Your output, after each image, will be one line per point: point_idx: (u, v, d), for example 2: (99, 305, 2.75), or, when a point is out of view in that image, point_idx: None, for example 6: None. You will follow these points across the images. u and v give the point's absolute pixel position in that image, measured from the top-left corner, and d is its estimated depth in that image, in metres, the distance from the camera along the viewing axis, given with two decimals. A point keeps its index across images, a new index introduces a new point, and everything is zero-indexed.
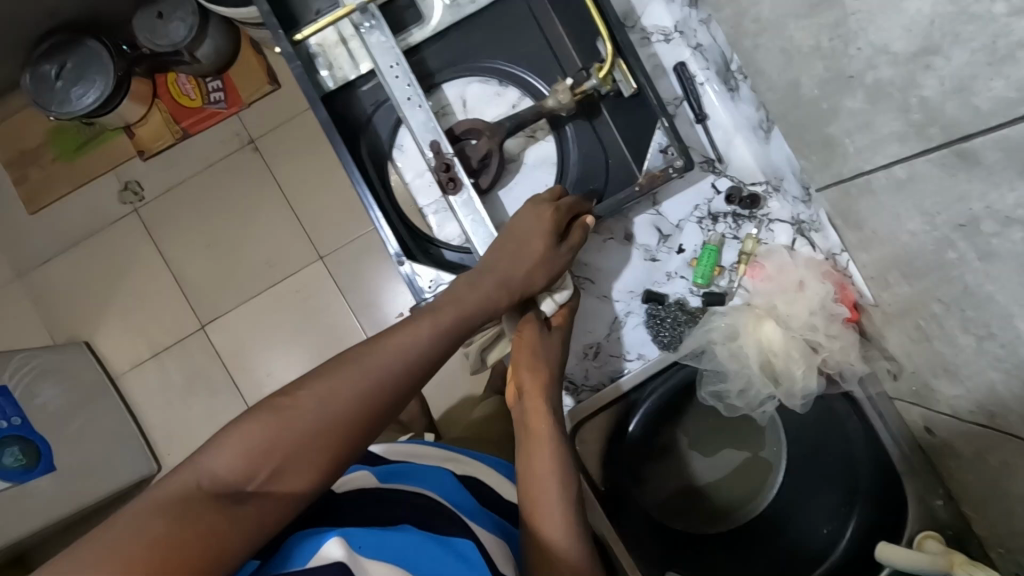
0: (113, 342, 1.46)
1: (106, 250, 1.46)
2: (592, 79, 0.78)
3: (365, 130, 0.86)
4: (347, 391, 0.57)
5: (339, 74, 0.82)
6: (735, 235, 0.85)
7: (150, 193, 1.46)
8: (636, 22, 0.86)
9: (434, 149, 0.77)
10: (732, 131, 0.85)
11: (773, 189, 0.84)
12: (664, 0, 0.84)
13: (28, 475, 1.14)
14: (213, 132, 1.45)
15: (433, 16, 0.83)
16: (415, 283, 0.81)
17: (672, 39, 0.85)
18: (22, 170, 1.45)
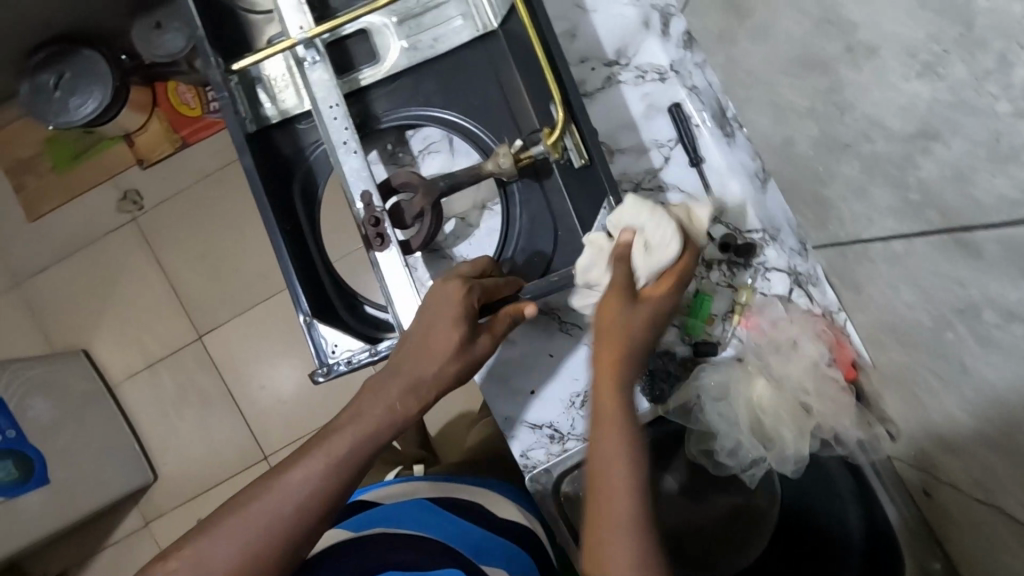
0: (108, 352, 1.46)
1: (102, 260, 1.46)
2: (540, 146, 0.75)
3: (300, 168, 0.85)
4: (295, 486, 0.61)
5: (279, 105, 0.82)
6: (729, 283, 0.84)
7: (150, 202, 1.45)
8: (631, 59, 0.86)
9: (365, 201, 0.73)
10: (728, 174, 0.84)
11: (770, 239, 0.82)
12: (661, 39, 0.85)
13: (21, 488, 1.15)
14: (212, 142, 1.44)
15: (388, 58, 0.83)
16: (318, 346, 0.77)
17: (667, 78, 0.85)
18: (20, 177, 1.45)
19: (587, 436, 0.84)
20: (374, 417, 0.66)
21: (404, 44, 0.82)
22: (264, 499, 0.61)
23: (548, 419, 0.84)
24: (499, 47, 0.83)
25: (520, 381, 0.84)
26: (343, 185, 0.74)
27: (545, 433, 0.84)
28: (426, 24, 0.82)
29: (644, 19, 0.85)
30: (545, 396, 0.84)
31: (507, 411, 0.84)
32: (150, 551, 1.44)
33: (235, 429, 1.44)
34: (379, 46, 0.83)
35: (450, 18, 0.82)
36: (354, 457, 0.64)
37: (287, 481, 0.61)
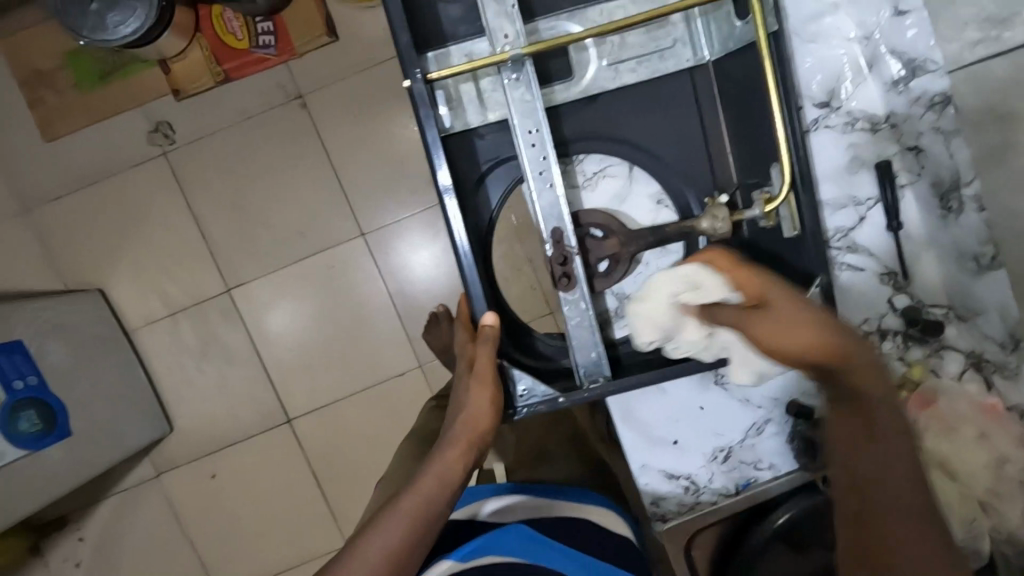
0: (128, 294, 1.37)
1: (127, 197, 1.35)
2: (755, 210, 0.69)
3: (476, 190, 0.79)
4: (374, 552, 0.64)
5: (459, 117, 0.75)
6: (901, 356, 0.82)
7: (182, 137, 1.33)
8: (844, 103, 0.78)
9: (555, 238, 0.71)
10: (923, 246, 0.80)
11: (954, 317, 0.80)
12: (883, 86, 0.77)
13: (42, 441, 1.09)
14: (260, 80, 1.31)
15: (584, 75, 0.77)
16: (509, 387, 0.75)
17: (880, 131, 0.78)
18: (38, 92, 1.30)
19: (724, 489, 0.85)
20: (432, 483, 0.70)
21: (604, 63, 0.77)
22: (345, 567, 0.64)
23: (686, 470, 0.84)
24: (705, 84, 0.79)
25: (663, 431, 0.83)
26: (534, 218, 0.71)
27: (679, 484, 0.85)
28: (632, 43, 0.76)
29: (869, 60, 0.76)
30: (686, 449, 0.84)
31: (646, 459, 0.84)
32: (160, 503, 1.41)
33: (258, 389, 1.38)
34: (577, 60, 0.77)
35: (660, 42, 0.76)
36: (426, 517, 0.68)
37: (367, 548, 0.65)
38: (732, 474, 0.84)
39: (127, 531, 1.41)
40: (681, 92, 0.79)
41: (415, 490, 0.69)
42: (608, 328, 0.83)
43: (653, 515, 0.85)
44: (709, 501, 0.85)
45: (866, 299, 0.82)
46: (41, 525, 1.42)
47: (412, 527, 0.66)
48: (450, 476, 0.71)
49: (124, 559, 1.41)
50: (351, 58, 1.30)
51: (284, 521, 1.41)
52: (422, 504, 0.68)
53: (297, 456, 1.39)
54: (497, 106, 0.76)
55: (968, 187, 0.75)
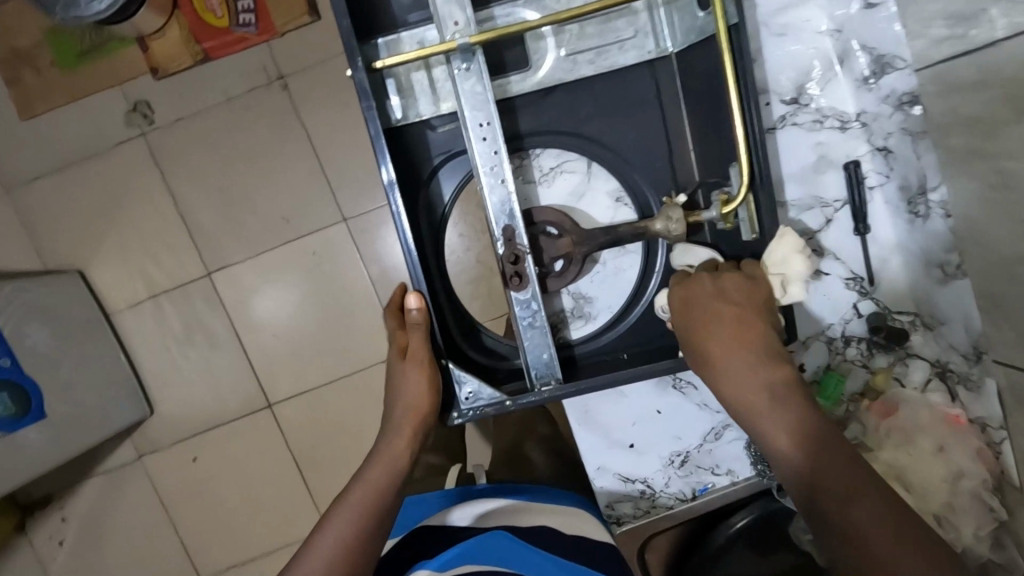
0: (109, 276, 1.35)
1: (108, 179, 1.33)
2: (711, 212, 0.68)
3: (427, 184, 0.78)
4: (331, 544, 0.66)
5: (410, 107, 0.74)
6: (865, 364, 0.81)
7: (161, 118, 1.31)
8: (813, 100, 0.77)
9: (506, 236, 0.69)
10: (889, 252, 0.79)
11: (920, 324, 0.79)
12: (853, 84, 0.76)
13: (17, 424, 1.08)
14: (239, 60, 1.28)
15: (541, 67, 0.75)
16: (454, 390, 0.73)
17: (850, 129, 0.77)
18: (15, 70, 1.28)
19: (682, 494, 0.83)
20: (379, 471, 0.72)
21: (562, 54, 0.75)
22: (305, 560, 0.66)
23: (642, 473, 0.83)
24: (668, 77, 0.77)
25: (619, 433, 0.83)
26: (485, 215, 0.69)
27: (635, 487, 0.84)
28: (590, 33, 0.74)
29: (841, 55, 0.76)
30: (643, 452, 0.83)
31: (601, 461, 0.83)
32: (144, 485, 1.41)
33: (240, 374, 1.38)
34: (533, 51, 0.75)
35: (619, 33, 0.75)
36: (380, 504, 0.70)
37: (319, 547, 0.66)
38: (689, 479, 0.83)
39: (113, 512, 1.42)
40: (643, 86, 0.77)
41: (365, 482, 0.71)
42: (564, 328, 0.82)
43: (609, 519, 0.84)
44: (665, 506, 0.84)
45: (833, 305, 0.80)
46: (28, 505, 1.43)
47: (364, 524, 0.68)
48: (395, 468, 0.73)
49: (109, 539, 1.43)
50: (333, 39, 1.27)
51: (267, 504, 1.41)
52: (374, 493, 0.71)
53: (280, 441, 1.39)
54: (448, 96, 0.74)
55: (934, 193, 0.74)
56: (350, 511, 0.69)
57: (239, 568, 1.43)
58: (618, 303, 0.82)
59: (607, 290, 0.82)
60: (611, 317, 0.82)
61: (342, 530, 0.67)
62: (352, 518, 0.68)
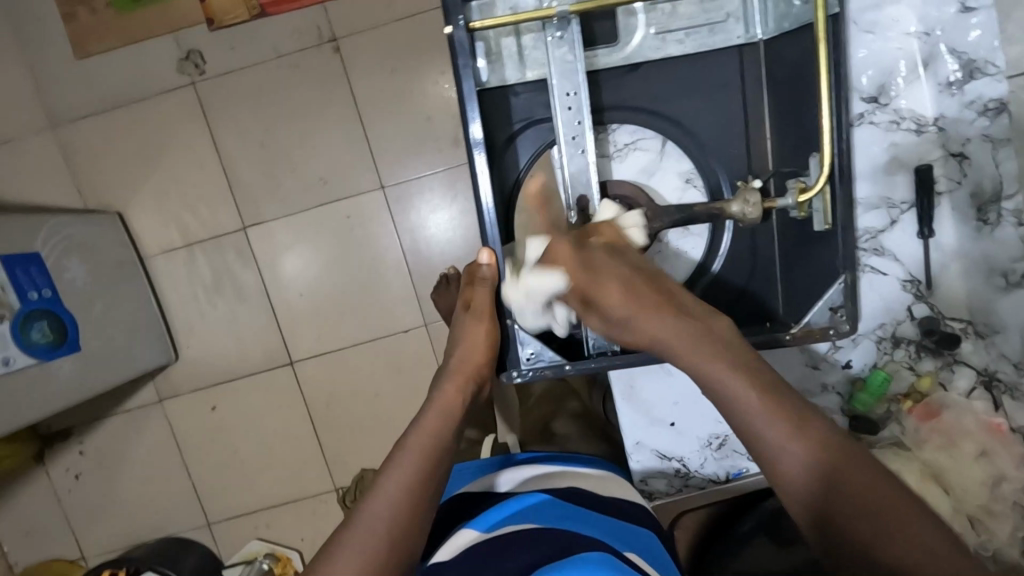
0: (146, 221, 1.37)
1: (155, 123, 1.34)
2: (788, 199, 0.69)
3: (506, 148, 0.80)
4: (397, 484, 0.65)
5: (497, 72, 0.76)
6: (911, 366, 0.83)
7: (211, 69, 1.32)
8: (893, 101, 0.77)
9: (580, 206, 0.77)
10: (951, 258, 0.80)
11: (972, 332, 0.81)
12: (936, 87, 0.76)
13: (54, 354, 1.09)
14: (295, 18, 1.29)
15: (630, 42, 0.76)
16: (515, 349, 0.77)
17: (926, 133, 0.77)
18: (72, 7, 1.29)
19: (715, 476, 0.89)
20: (438, 415, 0.74)
21: (651, 31, 0.75)
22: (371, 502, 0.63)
23: (679, 453, 0.88)
24: (755, 63, 0.78)
25: (662, 412, 0.87)
26: (565, 182, 0.76)
27: (671, 465, 0.89)
28: (682, 13, 0.75)
29: (926, 57, 0.76)
30: (683, 432, 0.87)
31: (643, 437, 0.88)
32: (162, 429, 1.44)
33: (265, 328, 1.40)
34: (624, 25, 0.76)
35: (712, 15, 0.75)
36: (441, 444, 0.71)
37: (384, 487, 0.64)
38: (725, 462, 0.88)
39: (131, 449, 1.45)
40: (728, 69, 0.78)
41: (423, 428, 0.72)
42: None
43: (642, 492, 0.90)
44: (698, 486, 0.89)
45: (887, 304, 0.82)
46: (48, 435, 1.45)
47: (427, 464, 0.68)
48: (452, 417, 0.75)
49: (122, 478, 1.46)
50: (388, 5, 1.28)
51: (281, 459, 1.44)
52: (434, 436, 0.71)
53: (298, 399, 1.42)
54: (535, 64, 0.77)
55: (1010, 200, 0.75)
56: (414, 454, 0.68)
57: (248, 517, 1.46)
58: (676, 284, 0.84)
59: (667, 269, 0.84)
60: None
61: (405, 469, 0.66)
62: (419, 457, 0.68)
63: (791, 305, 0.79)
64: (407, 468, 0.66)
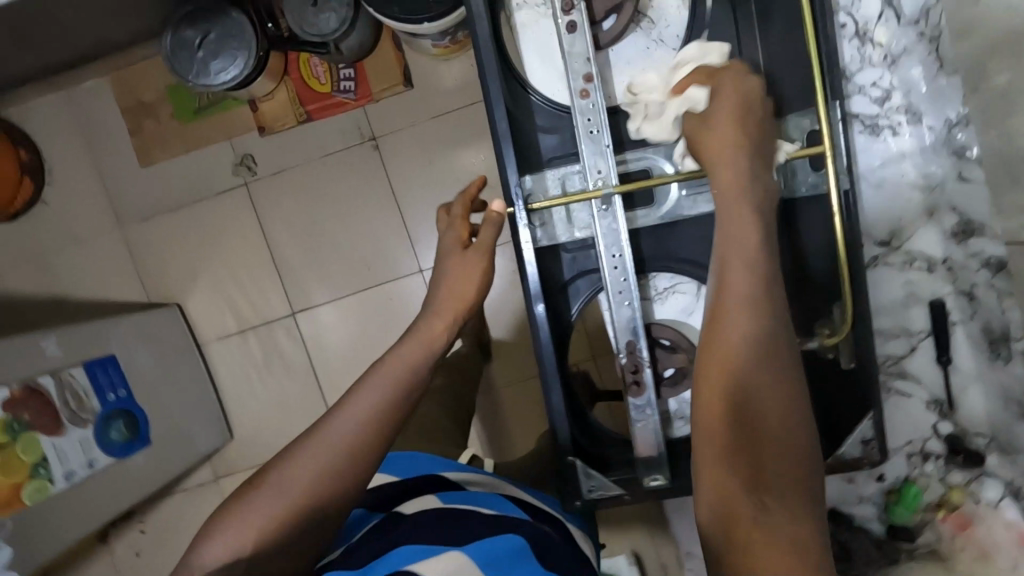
0: (202, 310, 1.47)
1: (211, 219, 1.46)
2: (815, 341, 0.81)
3: (558, 295, 0.88)
4: (364, 410, 0.69)
5: (549, 234, 0.85)
6: (942, 477, 0.92)
7: (263, 170, 1.44)
8: (903, 244, 0.88)
9: (629, 350, 0.83)
10: (973, 381, 0.88)
11: (997, 448, 0.87)
12: (939, 232, 0.86)
13: (128, 450, 1.17)
14: (338, 121, 1.41)
15: (664, 202, 0.84)
16: (579, 479, 0.87)
17: (936, 271, 0.87)
18: (139, 121, 1.42)
19: None
20: (419, 346, 0.76)
21: (682, 192, 0.83)
22: (333, 424, 0.68)
23: None
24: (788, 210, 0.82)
25: None
26: (612, 328, 0.83)
27: None
28: None
29: (930, 209, 0.86)
30: None
31: None
32: (217, 504, 1.51)
33: (313, 406, 1.47)
34: (658, 189, 0.84)
35: None
36: (408, 375, 0.73)
37: (326, 432, 0.67)
38: None
39: (188, 524, 1.52)
40: None
41: (398, 355, 0.74)
42: (668, 426, 0.90)
43: None
44: None
45: (915, 422, 0.92)
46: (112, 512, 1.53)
47: (391, 397, 0.70)
48: (413, 384, 0.73)
49: (179, 551, 1.53)
50: (423, 106, 1.39)
51: None
52: (406, 362, 0.74)
53: None
54: (584, 225, 0.85)
55: (1015, 341, 0.79)
56: (382, 379, 0.72)
57: None
58: None
59: None
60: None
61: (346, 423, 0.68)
62: (364, 418, 0.68)
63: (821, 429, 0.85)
64: (360, 416, 0.68)
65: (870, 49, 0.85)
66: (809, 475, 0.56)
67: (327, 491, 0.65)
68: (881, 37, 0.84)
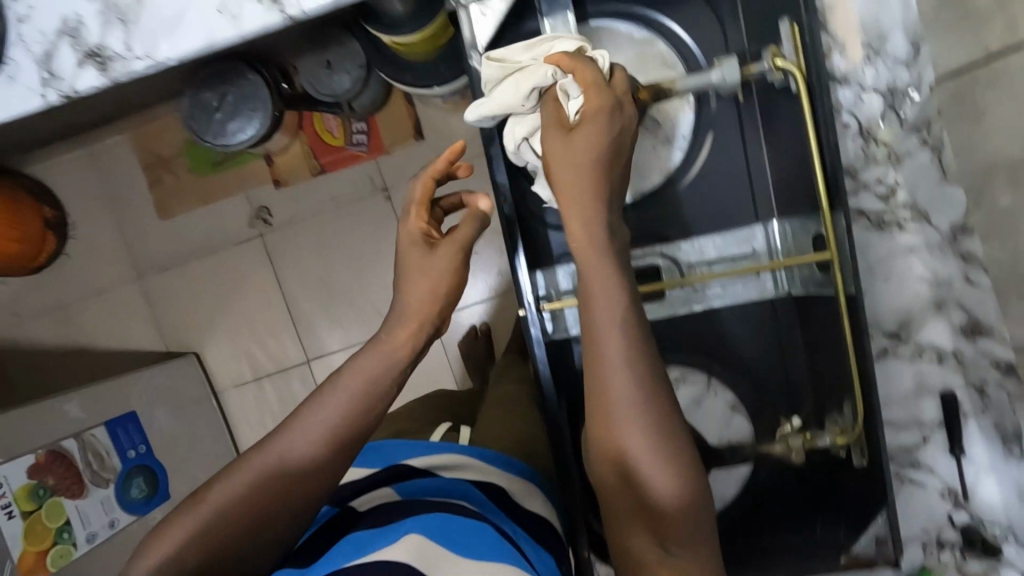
0: (219, 358, 1.50)
1: (228, 269, 1.49)
2: (826, 439, 0.63)
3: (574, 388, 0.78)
4: (308, 431, 0.62)
5: (562, 326, 0.75)
6: (959, 567, 0.87)
7: (278, 221, 1.46)
8: (912, 337, 0.84)
9: None
10: (986, 472, 0.84)
11: (1015, 539, 0.83)
12: (945, 326, 0.83)
13: (148, 506, 1.20)
14: (351, 173, 1.43)
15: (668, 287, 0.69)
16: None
17: (946, 363, 0.84)
18: (158, 175, 1.45)
19: None
20: (377, 358, 0.65)
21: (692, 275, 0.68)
22: (274, 442, 0.62)
23: None
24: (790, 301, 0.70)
25: None
26: None
27: None
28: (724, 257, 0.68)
29: (937, 303, 0.83)
30: None
31: None
32: None
33: None
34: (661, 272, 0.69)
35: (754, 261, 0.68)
36: (364, 400, 0.64)
37: (254, 469, 0.61)
38: None
39: None
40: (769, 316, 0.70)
41: (358, 367, 0.65)
42: None
43: None
44: None
45: (929, 511, 0.87)
46: None
47: (340, 419, 0.63)
48: (363, 415, 0.64)
49: None
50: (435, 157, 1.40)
51: None
52: (365, 382, 0.64)
53: None
54: None
55: None
56: (337, 393, 0.64)
57: None
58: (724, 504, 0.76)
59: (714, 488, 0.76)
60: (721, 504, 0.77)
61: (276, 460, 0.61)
62: (310, 439, 0.62)
63: (832, 516, 0.74)
64: (305, 434, 0.62)
65: (874, 147, 0.81)
66: (692, 526, 0.51)
67: (247, 524, 0.60)
68: (885, 136, 0.81)
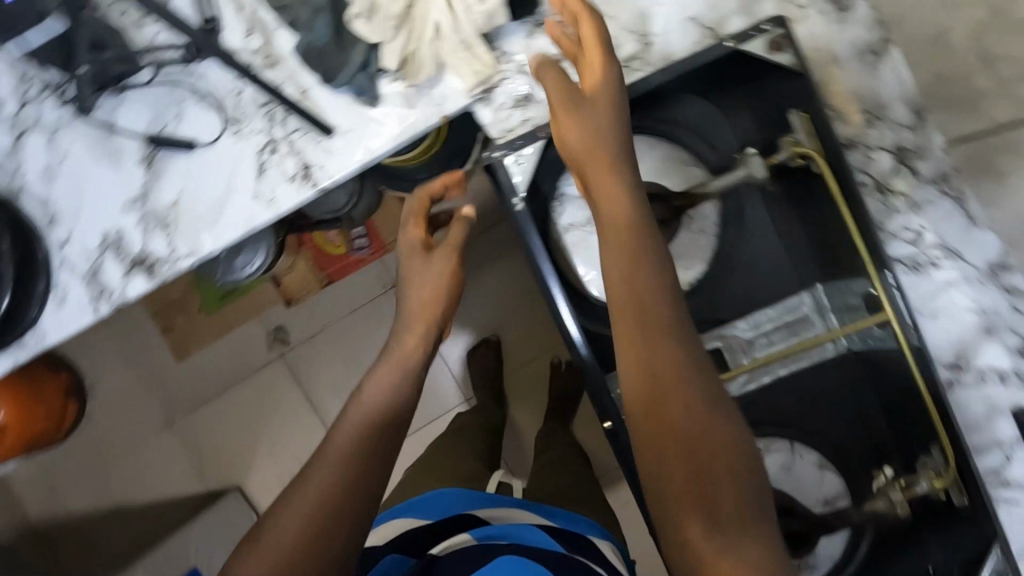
0: (263, 486, 1.47)
1: (255, 396, 1.48)
2: (922, 483, 0.56)
3: None
4: (338, 448, 0.53)
5: None
6: None
7: (296, 338, 1.47)
8: (974, 364, 0.61)
9: None
10: None
11: None
12: (1001, 340, 0.60)
13: None
14: (359, 276, 1.45)
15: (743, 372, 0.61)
16: None
17: (1010, 382, 0.60)
18: (170, 319, 1.45)
19: None
20: (392, 369, 0.60)
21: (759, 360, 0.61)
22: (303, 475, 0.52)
23: None
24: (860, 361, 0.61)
25: None
26: None
27: None
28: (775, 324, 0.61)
29: (987, 324, 0.60)
30: None
31: None
32: None
33: None
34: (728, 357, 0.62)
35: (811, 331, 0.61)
36: (387, 404, 0.57)
37: (290, 510, 0.49)
38: None
39: None
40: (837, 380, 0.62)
41: (375, 380, 0.60)
42: None
43: None
44: None
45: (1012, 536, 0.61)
46: None
47: (369, 429, 0.54)
48: (390, 424, 0.56)
49: None
50: None
51: None
52: (383, 396, 0.58)
53: None
54: None
55: None
56: (360, 412, 0.56)
57: None
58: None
59: None
60: (835, 566, 0.61)
61: (311, 484, 0.50)
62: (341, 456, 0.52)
63: None
64: (340, 450, 0.53)
65: (893, 193, 0.60)
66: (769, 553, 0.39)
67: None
68: (898, 181, 0.60)
